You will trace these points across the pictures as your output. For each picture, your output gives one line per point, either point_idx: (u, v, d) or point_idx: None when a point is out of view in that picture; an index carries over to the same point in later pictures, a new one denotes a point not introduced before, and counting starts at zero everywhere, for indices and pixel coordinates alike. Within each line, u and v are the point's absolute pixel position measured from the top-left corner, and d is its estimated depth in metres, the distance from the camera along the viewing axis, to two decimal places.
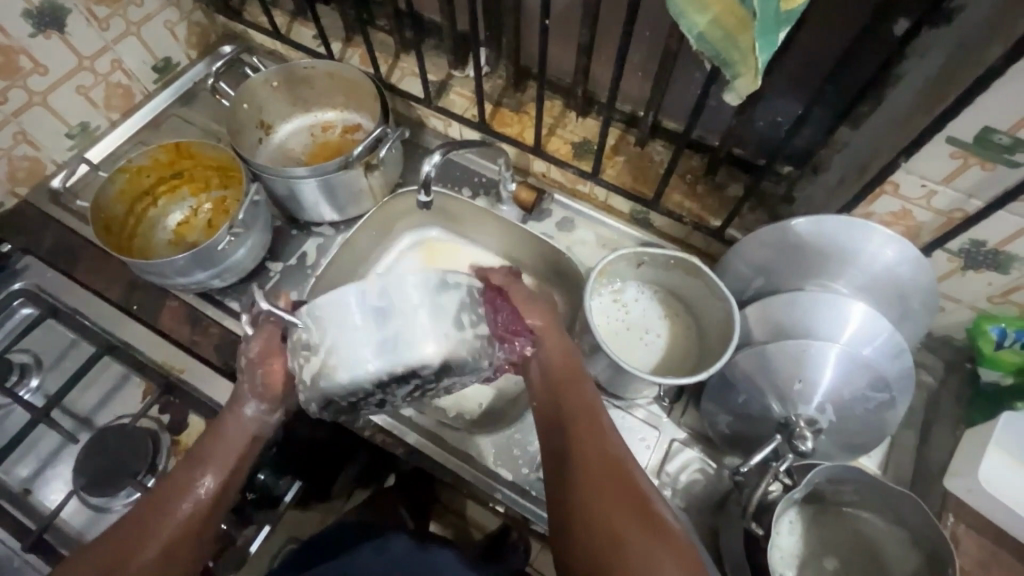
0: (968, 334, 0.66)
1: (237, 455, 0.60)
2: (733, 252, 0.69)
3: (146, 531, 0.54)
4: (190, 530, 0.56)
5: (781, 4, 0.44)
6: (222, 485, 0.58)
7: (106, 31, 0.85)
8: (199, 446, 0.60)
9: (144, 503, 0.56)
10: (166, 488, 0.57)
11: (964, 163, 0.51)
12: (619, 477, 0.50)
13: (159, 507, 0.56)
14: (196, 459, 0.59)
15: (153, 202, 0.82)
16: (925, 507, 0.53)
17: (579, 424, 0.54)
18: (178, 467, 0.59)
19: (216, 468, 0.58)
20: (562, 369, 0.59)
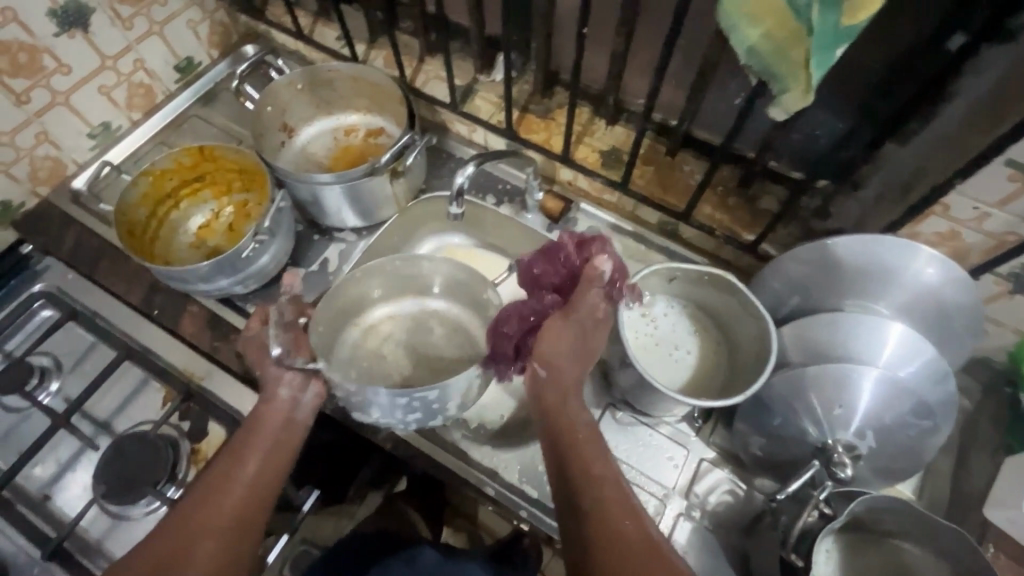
0: (1010, 358, 0.64)
1: (277, 444, 0.60)
2: (768, 269, 0.67)
3: (190, 533, 0.51)
4: (240, 522, 0.54)
5: (841, 17, 0.42)
6: (265, 472, 0.58)
7: (129, 30, 0.84)
8: (237, 441, 0.59)
9: (189, 499, 0.55)
10: (211, 482, 0.56)
11: (1021, 186, 0.50)
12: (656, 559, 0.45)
13: (207, 500, 0.54)
14: (236, 453, 0.58)
15: (174, 205, 0.81)
16: (972, 540, 0.50)
17: (595, 493, 0.50)
18: (218, 463, 0.58)
19: (257, 453, 0.58)
20: (571, 432, 0.55)
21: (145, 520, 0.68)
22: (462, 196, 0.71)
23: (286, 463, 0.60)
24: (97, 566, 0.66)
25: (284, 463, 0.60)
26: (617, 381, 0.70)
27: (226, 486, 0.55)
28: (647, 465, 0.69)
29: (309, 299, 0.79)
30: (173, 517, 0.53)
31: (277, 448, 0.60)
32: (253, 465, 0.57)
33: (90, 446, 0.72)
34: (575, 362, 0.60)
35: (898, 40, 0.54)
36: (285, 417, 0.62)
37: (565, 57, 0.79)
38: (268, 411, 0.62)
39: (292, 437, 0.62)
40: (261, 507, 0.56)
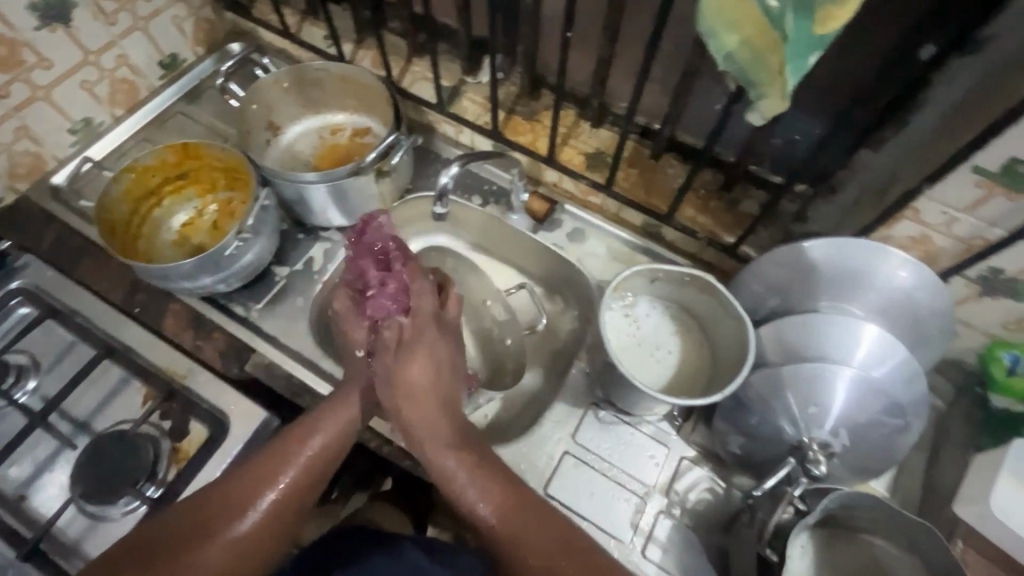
0: (980, 360, 0.66)
1: (347, 428, 0.61)
2: (748, 271, 0.68)
3: (239, 500, 0.54)
4: (286, 503, 0.55)
5: (814, 27, 0.43)
6: (323, 458, 0.58)
7: (112, 26, 0.83)
8: (311, 418, 0.61)
9: (253, 461, 0.57)
10: (274, 452, 0.57)
11: (988, 192, 0.51)
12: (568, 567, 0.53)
13: (263, 471, 0.56)
14: (303, 430, 0.59)
15: (157, 202, 0.80)
16: (939, 533, 0.52)
17: (517, 518, 0.56)
18: (287, 434, 0.59)
19: (326, 431, 0.59)
20: (472, 464, 0.58)
21: (125, 521, 0.66)
22: (447, 196, 0.71)
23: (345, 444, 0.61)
24: (74, 567, 0.65)
25: (341, 450, 0.60)
26: (599, 381, 0.70)
27: (285, 463, 0.56)
28: (629, 463, 0.70)
29: (294, 297, 0.79)
30: (231, 479, 0.55)
31: (341, 436, 0.60)
32: (316, 445, 0.58)
33: (67, 445, 0.71)
34: (434, 378, 0.62)
35: (871, 49, 0.56)
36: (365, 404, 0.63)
37: (551, 59, 0.80)
38: (349, 388, 0.63)
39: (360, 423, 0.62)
40: (308, 493, 0.57)
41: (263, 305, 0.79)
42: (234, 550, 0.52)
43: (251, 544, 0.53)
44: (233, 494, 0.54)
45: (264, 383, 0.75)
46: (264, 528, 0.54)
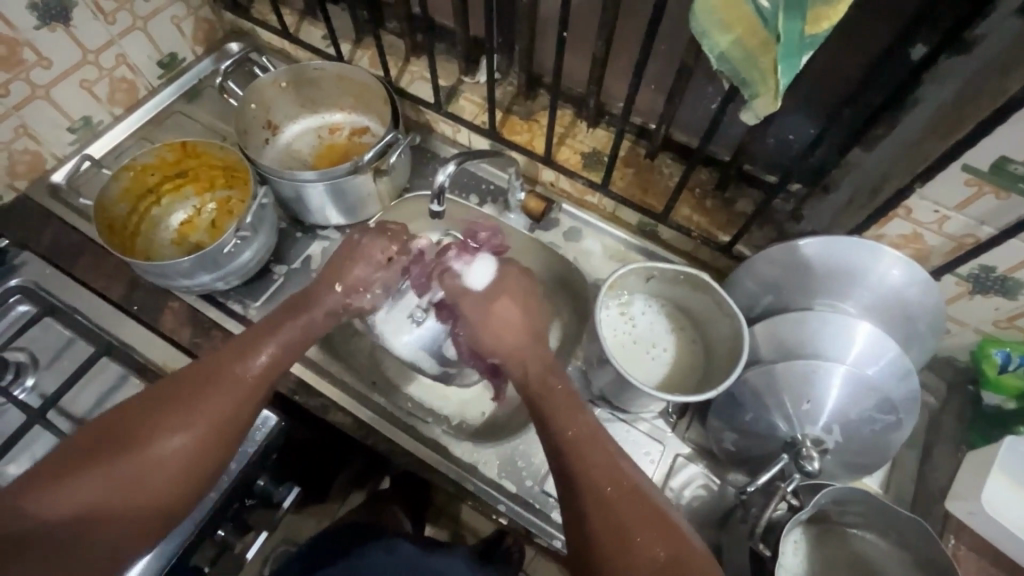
0: (972, 357, 0.66)
1: (303, 331, 0.62)
2: (743, 269, 0.69)
3: (199, 386, 0.55)
4: (241, 399, 0.56)
5: (805, 27, 0.44)
6: (278, 358, 0.60)
7: (111, 25, 0.83)
8: (264, 324, 0.61)
9: (206, 361, 0.57)
10: (227, 352, 0.58)
11: (978, 190, 0.52)
12: (633, 504, 0.49)
13: (218, 368, 0.56)
14: (258, 333, 0.60)
15: (156, 201, 0.80)
16: (930, 528, 0.52)
17: (585, 455, 0.52)
18: (240, 337, 0.60)
19: (281, 332, 0.60)
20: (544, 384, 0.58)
21: None
22: (444, 194, 0.71)
23: (304, 340, 0.62)
24: None
25: (295, 353, 0.61)
26: (595, 378, 0.71)
27: (239, 360, 0.57)
28: None
29: (291, 296, 0.80)
30: (186, 376, 0.56)
31: (295, 339, 0.61)
32: (270, 344, 0.59)
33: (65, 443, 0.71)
34: (522, 313, 0.63)
35: (862, 50, 0.57)
36: (328, 313, 0.64)
37: (548, 58, 0.81)
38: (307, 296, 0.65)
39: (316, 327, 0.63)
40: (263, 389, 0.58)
41: (261, 303, 0.79)
42: (191, 439, 0.53)
43: (208, 434, 0.54)
44: (188, 389, 0.55)
45: None
46: (220, 418, 0.54)
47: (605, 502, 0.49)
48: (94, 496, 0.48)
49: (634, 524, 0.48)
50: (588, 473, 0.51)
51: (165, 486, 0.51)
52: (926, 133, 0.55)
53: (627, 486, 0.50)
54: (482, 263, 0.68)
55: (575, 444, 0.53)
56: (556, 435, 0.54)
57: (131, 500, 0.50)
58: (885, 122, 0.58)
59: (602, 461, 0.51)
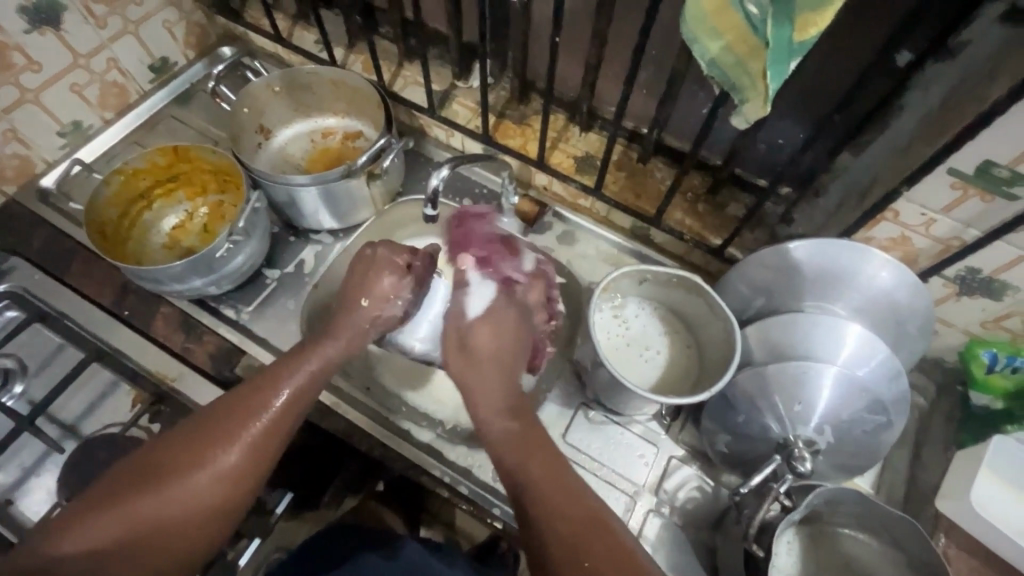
0: (960, 358, 0.67)
1: (331, 360, 0.58)
2: (734, 272, 0.70)
3: (225, 420, 0.53)
4: (268, 438, 0.53)
5: (794, 34, 0.45)
6: (305, 393, 0.56)
7: (102, 29, 0.83)
8: (294, 350, 0.58)
9: (233, 395, 0.54)
10: (255, 382, 0.55)
11: (963, 193, 0.52)
12: (596, 535, 0.48)
13: (245, 405, 0.54)
14: (287, 361, 0.57)
15: (147, 205, 0.80)
16: (920, 527, 0.53)
17: (542, 486, 0.50)
18: (269, 365, 0.57)
19: (308, 364, 0.57)
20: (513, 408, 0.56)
21: None
22: (437, 198, 0.72)
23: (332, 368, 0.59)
24: None
25: (324, 380, 0.58)
26: (589, 381, 0.71)
27: (266, 396, 0.54)
28: (618, 462, 0.71)
29: (284, 300, 0.80)
30: (212, 412, 0.54)
31: (322, 369, 0.58)
32: (297, 377, 0.56)
33: (54, 450, 0.70)
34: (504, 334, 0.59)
35: (849, 56, 0.58)
36: (354, 335, 0.60)
37: (540, 63, 0.81)
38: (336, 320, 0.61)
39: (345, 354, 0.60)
40: (291, 426, 0.55)
41: (254, 308, 0.78)
42: (219, 481, 0.51)
43: (237, 476, 0.52)
44: (215, 427, 0.52)
45: None
46: (248, 459, 0.52)
47: (565, 528, 0.48)
48: (117, 530, 0.48)
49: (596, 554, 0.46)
50: (549, 500, 0.49)
51: (198, 526, 0.50)
52: (913, 137, 0.56)
53: (591, 521, 0.48)
54: (483, 286, 0.63)
55: (531, 475, 0.51)
56: (515, 468, 0.52)
57: (157, 538, 0.49)
58: (873, 126, 0.59)
59: (565, 489, 0.50)
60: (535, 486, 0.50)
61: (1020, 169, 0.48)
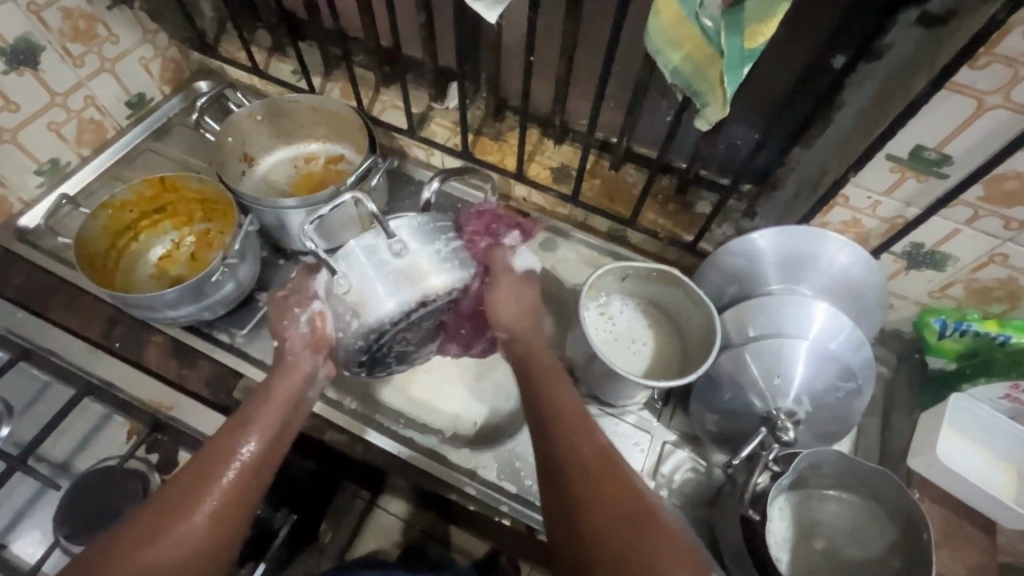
0: (914, 327, 0.73)
1: (282, 418, 0.63)
2: (707, 262, 0.75)
3: (186, 493, 0.55)
4: (236, 493, 0.56)
5: (744, 42, 0.51)
6: (266, 447, 0.60)
7: (79, 68, 0.84)
8: (242, 415, 0.62)
9: (191, 466, 0.57)
10: (212, 452, 0.58)
11: (901, 176, 0.59)
12: (607, 470, 0.53)
13: (206, 470, 0.57)
14: (239, 426, 0.61)
15: (134, 237, 0.80)
16: (896, 478, 0.58)
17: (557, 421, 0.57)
18: (222, 434, 0.60)
19: (260, 422, 0.61)
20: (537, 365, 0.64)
21: None
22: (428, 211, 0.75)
23: (283, 433, 0.63)
24: None
25: (282, 444, 0.62)
26: (582, 376, 0.75)
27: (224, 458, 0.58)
28: (616, 452, 0.74)
29: None
30: (173, 485, 0.56)
31: (278, 430, 0.62)
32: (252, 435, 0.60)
33: (48, 489, 0.69)
34: (520, 306, 0.69)
35: (789, 65, 0.65)
36: (294, 391, 0.65)
37: (512, 82, 0.87)
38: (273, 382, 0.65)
39: (294, 413, 0.65)
40: (259, 480, 0.58)
41: (248, 330, 0.79)
42: (189, 543, 0.52)
43: (211, 534, 0.53)
44: (180, 495, 0.55)
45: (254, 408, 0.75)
46: (219, 515, 0.54)
47: (575, 463, 0.54)
48: None
49: (598, 479, 0.52)
50: (565, 438, 0.56)
51: None
52: (852, 130, 0.63)
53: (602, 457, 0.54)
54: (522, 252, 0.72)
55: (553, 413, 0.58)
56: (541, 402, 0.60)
57: None
58: (818, 123, 0.66)
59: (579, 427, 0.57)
60: (552, 429, 0.57)
61: (946, 152, 0.55)
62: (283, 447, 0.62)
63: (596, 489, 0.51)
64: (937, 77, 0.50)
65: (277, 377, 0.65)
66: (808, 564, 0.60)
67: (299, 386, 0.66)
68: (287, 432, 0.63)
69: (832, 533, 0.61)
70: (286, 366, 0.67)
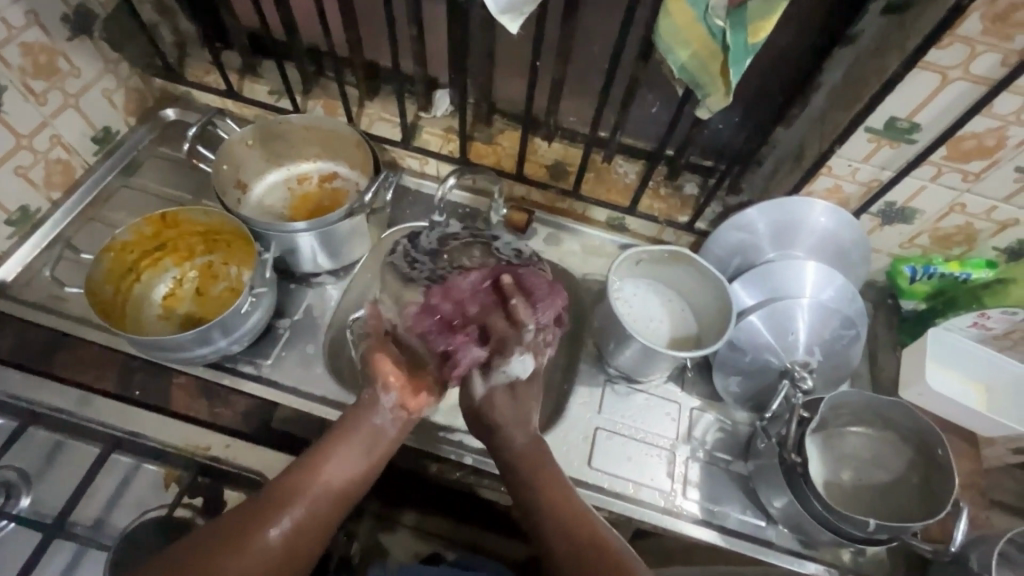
0: (888, 276, 0.84)
1: (366, 453, 0.64)
2: (711, 239, 0.81)
3: (269, 509, 0.57)
4: (310, 522, 0.58)
5: (748, 38, 0.56)
6: (347, 477, 0.62)
7: (43, 106, 0.79)
8: (335, 438, 0.64)
9: (281, 478, 0.60)
10: (303, 469, 0.61)
11: (877, 144, 0.67)
12: (603, 549, 0.56)
13: (294, 487, 0.59)
14: (329, 449, 0.63)
15: (136, 278, 0.77)
16: (910, 407, 0.66)
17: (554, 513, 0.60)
18: (314, 454, 0.62)
19: (347, 451, 0.63)
20: (531, 465, 0.64)
21: None
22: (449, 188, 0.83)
23: (367, 465, 0.63)
24: None
25: (363, 473, 0.63)
26: (611, 358, 0.79)
27: (308, 483, 0.60)
28: (649, 423, 0.79)
29: (300, 346, 0.79)
30: (261, 493, 0.59)
31: (364, 462, 0.63)
32: (339, 467, 0.62)
33: (89, 551, 0.66)
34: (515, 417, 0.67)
35: (767, 54, 0.72)
36: (375, 430, 0.65)
37: (501, 86, 0.89)
38: (358, 416, 0.66)
39: (381, 448, 0.65)
40: (335, 509, 0.60)
41: (273, 360, 0.77)
42: (256, 560, 0.54)
43: (277, 556, 0.55)
44: (264, 509, 0.57)
45: (296, 437, 0.72)
46: (290, 539, 0.56)
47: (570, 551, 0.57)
48: None
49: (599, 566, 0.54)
50: (554, 527, 0.59)
51: None
52: (828, 107, 0.71)
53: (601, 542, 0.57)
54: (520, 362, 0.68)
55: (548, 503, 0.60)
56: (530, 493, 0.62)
57: None
58: (798, 104, 0.73)
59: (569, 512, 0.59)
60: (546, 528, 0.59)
61: (915, 120, 0.64)
62: (363, 479, 0.63)
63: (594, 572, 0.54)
64: (910, 57, 0.58)
65: (361, 411, 0.66)
66: (839, 493, 0.68)
67: (383, 425, 0.66)
68: (378, 460, 0.64)
69: (855, 464, 0.70)
70: (366, 405, 0.67)
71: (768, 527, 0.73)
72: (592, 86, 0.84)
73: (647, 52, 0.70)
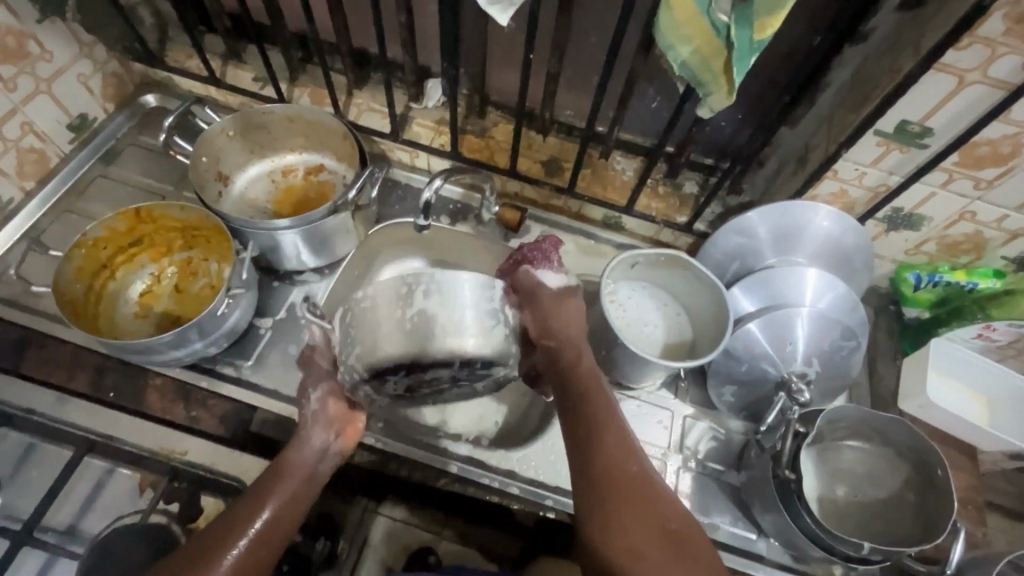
0: (891, 282, 0.81)
1: (300, 489, 0.61)
2: (709, 243, 0.78)
3: (209, 552, 0.55)
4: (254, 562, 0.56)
5: (753, 34, 0.52)
6: (283, 514, 0.59)
7: (13, 92, 0.75)
8: (266, 476, 0.61)
9: (220, 520, 0.57)
10: (238, 510, 0.58)
11: (886, 148, 0.64)
12: (643, 486, 0.58)
13: (226, 538, 0.56)
14: (267, 486, 0.60)
15: (110, 275, 0.74)
16: (908, 422, 0.64)
17: (603, 434, 0.61)
18: (246, 494, 0.60)
19: (277, 499, 0.59)
20: (586, 382, 0.65)
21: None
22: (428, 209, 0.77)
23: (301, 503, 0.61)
24: None
25: (300, 507, 0.61)
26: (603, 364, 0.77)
27: (244, 526, 0.57)
28: (640, 430, 0.77)
29: (281, 346, 0.76)
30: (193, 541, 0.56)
31: (300, 496, 0.61)
32: (278, 507, 0.59)
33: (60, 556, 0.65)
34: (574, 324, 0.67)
35: (772, 52, 0.68)
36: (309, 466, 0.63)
37: (495, 77, 0.85)
38: (293, 454, 0.63)
39: (312, 487, 0.63)
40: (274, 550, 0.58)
41: (253, 361, 0.74)
42: None
43: None
44: (204, 552, 0.54)
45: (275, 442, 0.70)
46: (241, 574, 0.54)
47: (617, 472, 0.59)
48: None
49: (642, 499, 0.57)
50: (600, 450, 0.60)
51: None
52: (835, 107, 0.67)
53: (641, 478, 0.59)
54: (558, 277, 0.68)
55: (595, 427, 0.62)
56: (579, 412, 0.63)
57: None
58: (804, 103, 0.70)
59: (616, 443, 0.61)
60: (591, 446, 0.61)
61: (928, 124, 0.60)
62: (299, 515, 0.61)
63: (636, 502, 0.57)
64: (926, 58, 0.55)
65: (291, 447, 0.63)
66: (833, 509, 0.66)
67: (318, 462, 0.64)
68: (308, 497, 0.62)
69: (850, 478, 0.68)
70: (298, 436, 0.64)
71: (759, 540, 0.71)
72: (589, 79, 0.80)
73: (648, 45, 0.66)
